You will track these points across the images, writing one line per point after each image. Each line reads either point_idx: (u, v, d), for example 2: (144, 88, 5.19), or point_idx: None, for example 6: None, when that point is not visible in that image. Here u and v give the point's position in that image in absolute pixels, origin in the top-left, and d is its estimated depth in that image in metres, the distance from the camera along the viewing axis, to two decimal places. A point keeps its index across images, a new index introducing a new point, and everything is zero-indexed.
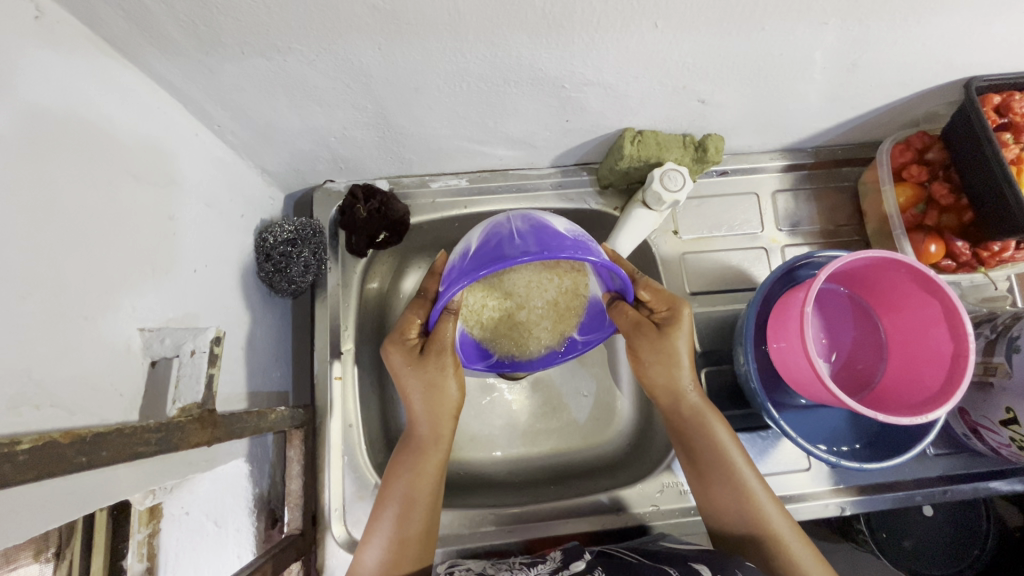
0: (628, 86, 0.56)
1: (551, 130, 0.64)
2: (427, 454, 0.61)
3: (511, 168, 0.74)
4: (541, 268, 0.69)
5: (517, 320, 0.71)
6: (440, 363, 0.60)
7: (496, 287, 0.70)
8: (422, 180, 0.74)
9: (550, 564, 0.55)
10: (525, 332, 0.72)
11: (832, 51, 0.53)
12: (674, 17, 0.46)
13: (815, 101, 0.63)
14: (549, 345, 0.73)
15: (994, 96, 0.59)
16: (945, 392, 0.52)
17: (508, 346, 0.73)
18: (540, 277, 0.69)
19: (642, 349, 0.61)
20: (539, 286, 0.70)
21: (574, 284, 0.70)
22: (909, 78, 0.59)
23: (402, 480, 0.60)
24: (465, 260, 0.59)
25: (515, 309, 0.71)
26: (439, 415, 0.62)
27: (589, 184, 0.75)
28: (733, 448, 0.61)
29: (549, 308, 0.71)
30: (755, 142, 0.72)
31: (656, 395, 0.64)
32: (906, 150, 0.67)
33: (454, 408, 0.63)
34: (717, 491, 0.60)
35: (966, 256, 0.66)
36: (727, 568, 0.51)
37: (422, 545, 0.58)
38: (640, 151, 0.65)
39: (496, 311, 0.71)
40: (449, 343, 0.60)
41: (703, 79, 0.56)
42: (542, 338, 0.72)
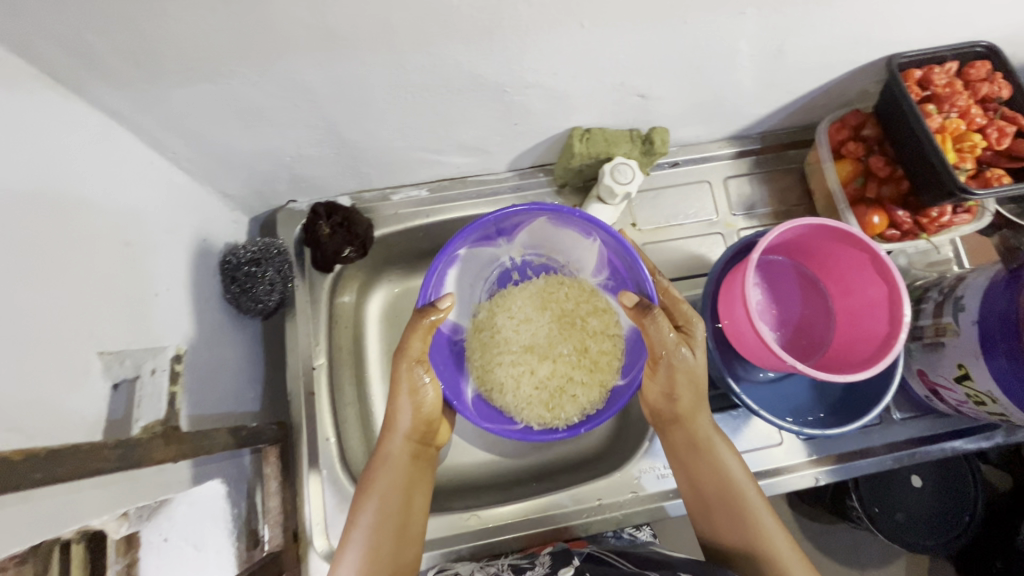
0: (569, 86, 0.58)
1: (502, 134, 0.66)
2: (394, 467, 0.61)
3: (469, 175, 0.76)
4: (558, 318, 0.73)
5: (544, 375, 0.71)
6: (412, 378, 0.60)
7: (513, 342, 0.72)
8: (383, 193, 0.75)
9: (540, 571, 0.57)
10: (556, 389, 0.70)
11: (756, 39, 0.56)
12: (598, 17, 0.48)
13: (751, 88, 0.66)
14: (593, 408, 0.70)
15: (915, 71, 0.63)
16: (874, 363, 0.55)
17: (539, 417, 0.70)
18: (564, 323, 0.73)
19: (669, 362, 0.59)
20: (567, 332, 0.73)
21: (602, 329, 0.72)
22: (835, 59, 0.62)
23: (371, 503, 0.59)
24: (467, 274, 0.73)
25: (545, 362, 0.72)
26: (417, 433, 0.62)
27: (546, 185, 0.77)
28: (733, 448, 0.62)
29: (582, 355, 0.71)
30: (702, 132, 0.75)
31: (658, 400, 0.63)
32: (842, 129, 0.70)
33: (434, 426, 0.64)
34: (716, 509, 0.59)
35: (908, 224, 0.68)
36: (713, 571, 0.51)
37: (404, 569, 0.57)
38: (588, 148, 0.68)
39: (518, 369, 0.71)
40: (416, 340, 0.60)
41: (638, 75, 0.59)
42: (582, 397, 0.70)
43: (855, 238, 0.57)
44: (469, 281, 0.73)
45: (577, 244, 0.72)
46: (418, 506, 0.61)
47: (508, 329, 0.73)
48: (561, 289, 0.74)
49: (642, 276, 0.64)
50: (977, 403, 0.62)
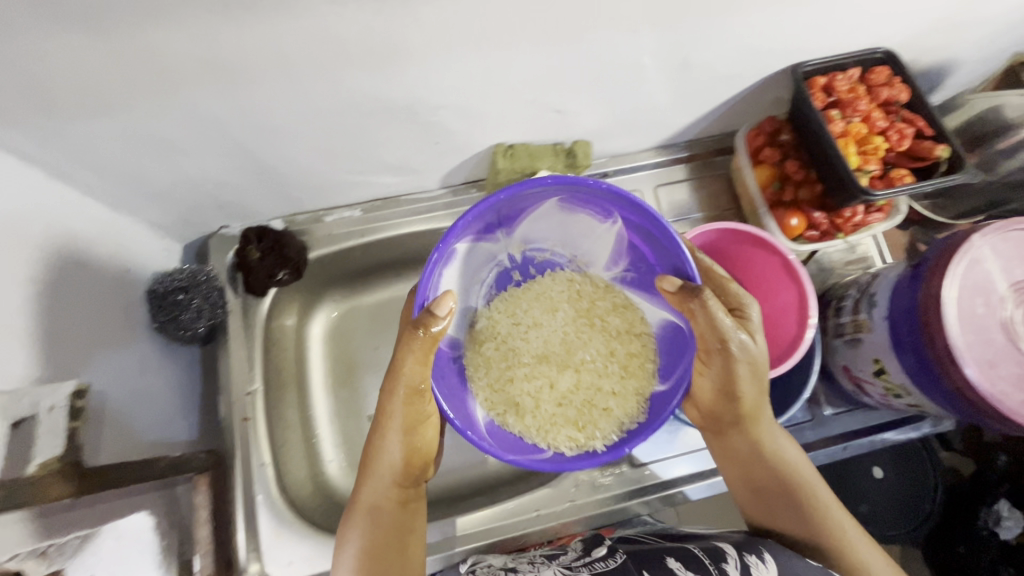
0: (481, 105, 0.60)
1: (426, 153, 0.67)
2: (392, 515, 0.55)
3: (402, 194, 0.77)
4: (574, 317, 0.69)
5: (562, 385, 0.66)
6: (409, 412, 0.53)
7: (529, 350, 0.68)
8: (316, 215, 0.76)
9: (574, 554, 0.59)
10: (581, 400, 0.65)
11: (659, 54, 0.58)
12: (492, 39, 0.50)
13: (666, 99, 0.68)
14: (629, 417, 0.64)
15: (820, 78, 0.65)
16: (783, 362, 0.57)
17: (569, 438, 0.63)
18: (582, 326, 0.69)
19: (729, 352, 0.52)
20: (585, 334, 0.68)
21: (628, 326, 0.67)
22: (742, 69, 0.65)
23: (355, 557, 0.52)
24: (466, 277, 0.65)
25: (567, 369, 0.67)
26: (407, 476, 0.56)
27: (479, 200, 0.78)
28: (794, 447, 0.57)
29: (605, 357, 0.67)
30: (629, 143, 0.77)
31: (711, 395, 0.57)
32: (758, 136, 0.73)
33: (426, 462, 0.58)
34: (782, 505, 0.55)
35: (824, 225, 0.70)
36: (750, 546, 0.52)
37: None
38: (513, 163, 0.70)
39: (535, 382, 0.67)
40: (407, 358, 0.52)
41: (550, 92, 0.60)
42: (615, 409, 0.64)
43: (767, 243, 0.62)
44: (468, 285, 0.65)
45: (590, 231, 0.65)
46: (415, 562, 0.55)
47: (523, 336, 0.68)
48: (574, 288, 0.70)
49: (678, 261, 0.58)
50: (895, 395, 0.64)
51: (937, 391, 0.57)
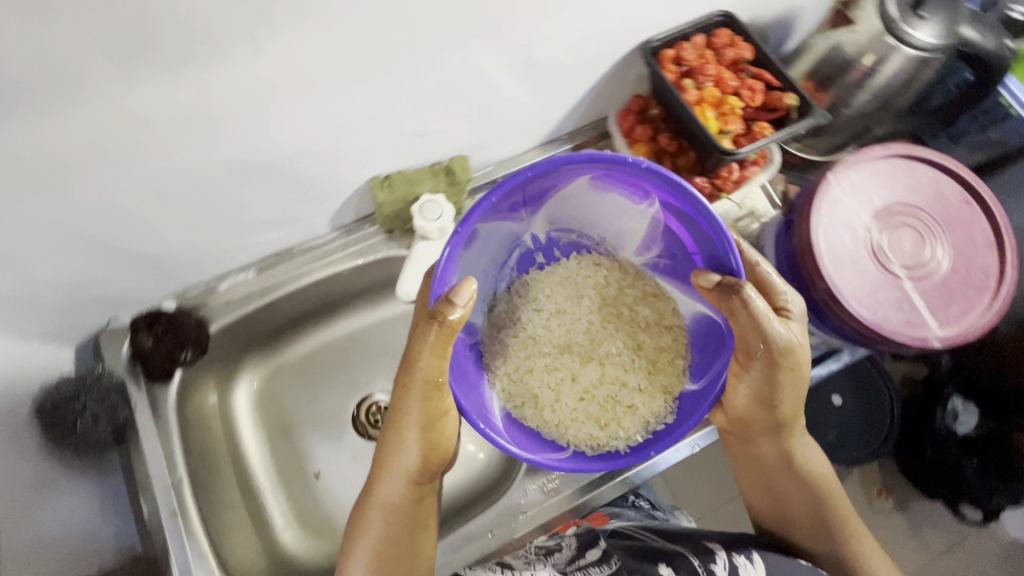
0: (334, 143, 0.59)
1: (299, 201, 0.66)
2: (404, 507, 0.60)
3: (295, 246, 0.75)
4: (599, 312, 0.70)
5: (589, 385, 0.67)
6: (428, 410, 0.57)
7: (551, 339, 0.69)
8: (208, 286, 0.73)
9: (567, 554, 0.60)
10: (610, 399, 0.66)
11: (499, 60, 0.59)
12: (308, 73, 0.50)
13: (528, 99, 0.68)
14: (654, 415, 0.65)
15: (669, 51, 0.66)
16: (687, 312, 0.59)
17: (590, 436, 0.65)
18: (606, 317, 0.70)
19: (772, 370, 0.54)
20: (609, 329, 0.70)
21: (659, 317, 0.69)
22: (591, 58, 0.66)
23: (365, 546, 0.59)
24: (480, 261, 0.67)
25: (592, 360, 0.68)
26: (422, 474, 0.60)
27: (374, 234, 0.77)
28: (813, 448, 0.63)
29: (630, 349, 0.68)
30: (510, 148, 0.77)
31: (742, 403, 0.59)
32: (628, 115, 0.74)
33: (443, 461, 0.62)
34: (797, 515, 0.62)
35: (706, 188, 0.73)
36: (743, 549, 0.56)
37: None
38: (393, 194, 0.69)
39: (555, 374, 0.68)
40: (427, 348, 0.53)
41: (402, 116, 0.60)
42: (642, 408, 0.65)
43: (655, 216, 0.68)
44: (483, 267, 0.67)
45: (621, 215, 0.67)
46: (424, 547, 0.62)
47: (544, 326, 0.70)
48: (599, 280, 0.71)
49: (724, 247, 0.58)
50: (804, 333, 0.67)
51: (830, 326, 0.60)
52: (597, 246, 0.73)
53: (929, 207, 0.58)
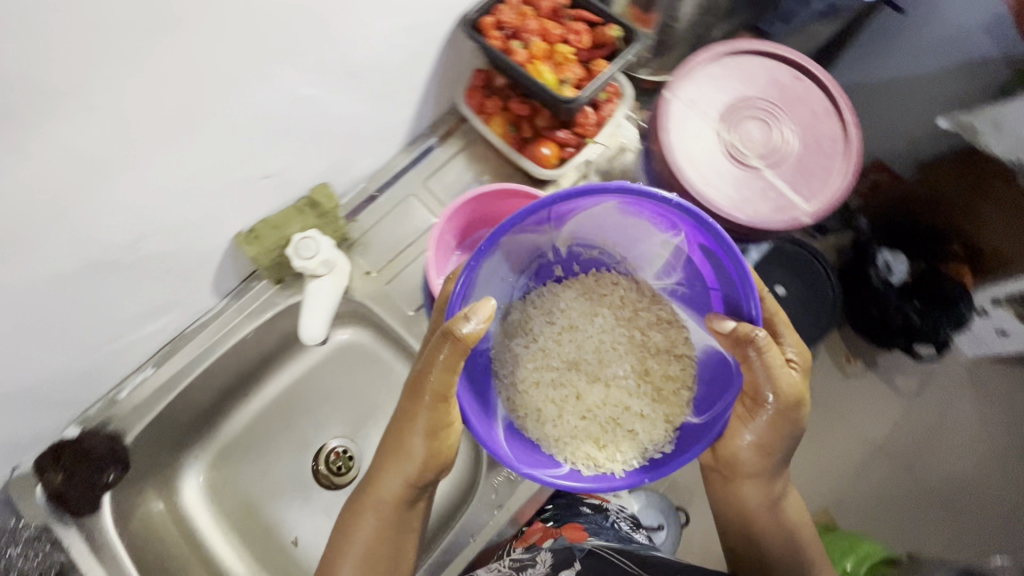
0: (170, 214, 0.56)
1: (166, 283, 0.63)
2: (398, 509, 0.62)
3: (186, 327, 0.72)
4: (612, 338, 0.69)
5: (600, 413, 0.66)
6: (431, 420, 0.58)
7: (563, 354, 0.69)
8: (108, 397, 0.70)
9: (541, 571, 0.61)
10: (619, 428, 0.65)
11: (310, 80, 0.57)
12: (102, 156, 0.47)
13: (365, 108, 0.66)
14: (652, 442, 0.64)
15: (487, 18, 0.65)
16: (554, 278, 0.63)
17: (587, 454, 0.63)
18: (617, 339, 0.69)
19: (782, 412, 0.57)
20: (617, 352, 0.69)
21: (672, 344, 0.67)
22: (411, 50, 0.65)
23: (362, 537, 0.61)
24: (502, 276, 0.65)
25: (602, 380, 0.68)
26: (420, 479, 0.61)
27: (265, 289, 0.74)
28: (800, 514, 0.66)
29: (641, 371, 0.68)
30: (371, 159, 0.76)
31: (739, 453, 0.63)
32: (475, 91, 0.74)
33: (444, 469, 0.62)
34: (770, 547, 0.64)
35: (570, 140, 0.73)
36: None
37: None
38: (262, 244, 0.67)
39: (560, 390, 0.67)
40: (441, 364, 0.54)
41: (232, 166, 0.58)
42: (640, 432, 0.64)
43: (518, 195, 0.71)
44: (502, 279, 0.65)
45: (644, 241, 0.64)
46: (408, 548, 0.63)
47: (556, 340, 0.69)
48: (617, 305, 0.70)
49: (745, 293, 0.56)
50: None
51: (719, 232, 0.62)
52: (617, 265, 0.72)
53: (766, 94, 0.60)
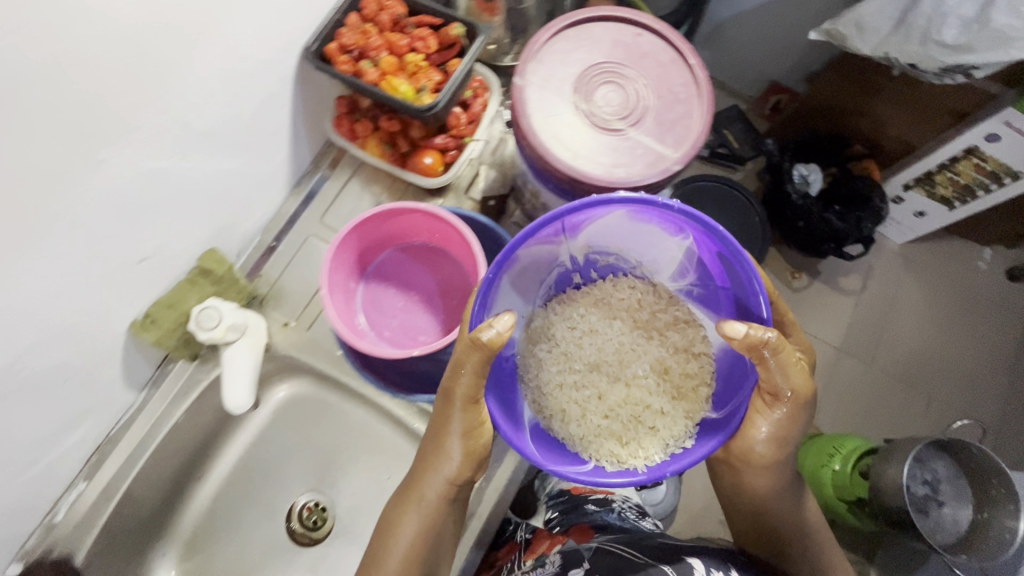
0: (36, 328, 0.53)
1: (67, 394, 0.60)
2: (439, 510, 0.66)
3: (109, 430, 0.70)
4: (634, 338, 0.74)
5: (627, 414, 0.70)
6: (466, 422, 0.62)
7: (586, 356, 0.74)
8: (42, 523, 0.66)
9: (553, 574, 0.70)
10: (648, 421, 0.69)
11: (148, 150, 0.54)
12: None
13: (226, 163, 0.64)
14: (674, 437, 0.67)
15: (331, 45, 0.65)
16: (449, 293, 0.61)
17: (611, 452, 0.67)
18: (637, 341, 0.74)
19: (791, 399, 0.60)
20: (639, 354, 0.74)
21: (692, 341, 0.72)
22: (257, 93, 0.63)
23: (399, 541, 0.65)
24: (526, 277, 0.70)
25: (625, 381, 0.73)
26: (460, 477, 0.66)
27: (182, 366, 0.72)
28: (799, 501, 0.71)
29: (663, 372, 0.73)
30: (256, 208, 0.74)
31: (754, 447, 0.66)
32: (342, 119, 0.73)
33: (478, 469, 0.67)
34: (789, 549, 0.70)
35: (449, 143, 0.73)
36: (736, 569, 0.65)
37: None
38: (162, 325, 0.66)
39: (584, 391, 0.72)
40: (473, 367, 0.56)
41: (95, 257, 0.55)
42: (663, 428, 0.68)
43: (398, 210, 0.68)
44: (522, 283, 0.70)
45: (660, 245, 0.69)
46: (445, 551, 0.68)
47: (576, 344, 0.74)
48: (636, 308, 0.75)
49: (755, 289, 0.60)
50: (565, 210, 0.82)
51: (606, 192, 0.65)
52: (633, 270, 0.77)
53: (617, 55, 0.61)
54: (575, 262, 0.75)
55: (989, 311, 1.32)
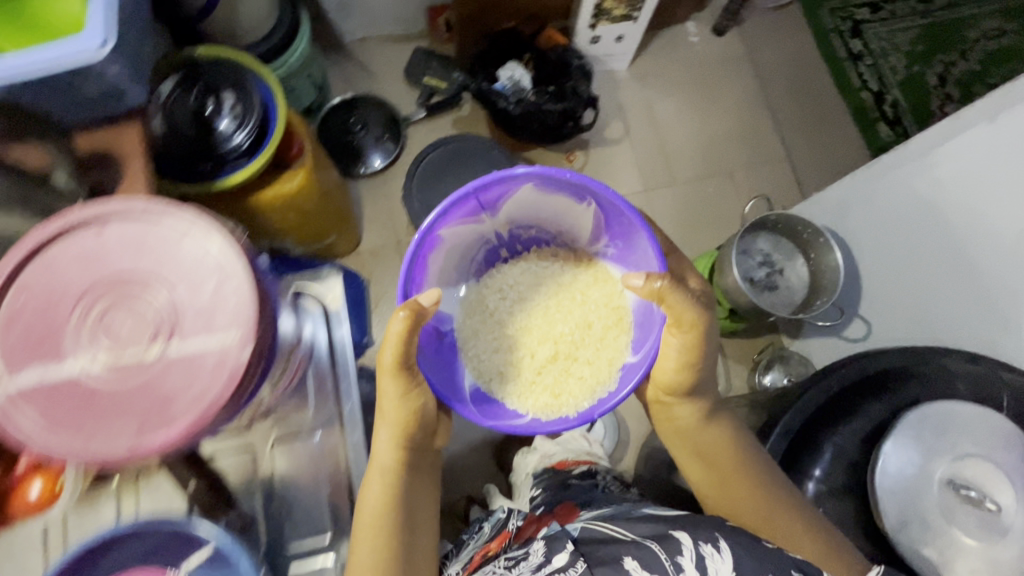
0: None
1: None
2: (399, 460, 0.85)
3: None
4: (606, 302, 1.17)
5: (567, 367, 1.14)
6: (403, 378, 0.85)
7: (513, 317, 1.21)
8: None
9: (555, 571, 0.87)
10: (585, 369, 1.13)
11: None
12: None
13: None
14: (599, 383, 1.11)
15: None
16: None
17: (548, 400, 1.10)
18: (561, 305, 1.21)
19: (682, 322, 0.95)
20: (558, 312, 1.21)
21: (621, 319, 1.15)
22: None
23: (373, 486, 0.82)
24: (458, 258, 1.16)
25: (548, 333, 1.19)
26: (405, 437, 0.86)
27: None
28: (726, 421, 1.06)
29: (575, 327, 1.18)
30: None
31: (669, 374, 1.02)
32: None
33: (420, 425, 0.89)
34: (746, 504, 0.98)
35: None
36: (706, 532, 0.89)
37: (384, 522, 0.80)
38: None
39: (522, 353, 1.17)
40: (391, 336, 0.83)
41: None
42: (588, 375, 1.12)
43: None
44: (454, 266, 1.15)
45: (575, 224, 1.16)
46: (410, 490, 0.86)
47: (508, 310, 1.21)
48: (560, 272, 1.23)
49: (654, 256, 1.01)
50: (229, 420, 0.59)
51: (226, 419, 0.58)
52: (555, 239, 1.24)
53: (101, 277, 0.57)
54: (504, 238, 1.22)
55: (714, 180, 2.01)
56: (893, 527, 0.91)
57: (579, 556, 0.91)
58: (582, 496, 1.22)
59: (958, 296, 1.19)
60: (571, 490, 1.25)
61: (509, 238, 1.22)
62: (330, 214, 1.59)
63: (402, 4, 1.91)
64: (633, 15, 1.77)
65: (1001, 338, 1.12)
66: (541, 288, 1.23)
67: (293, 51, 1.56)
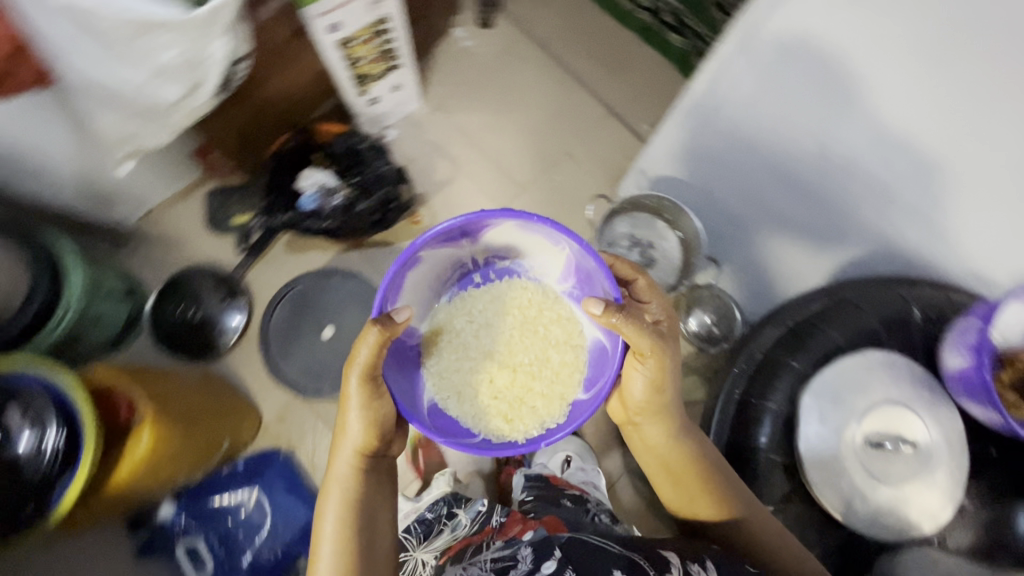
0: None
1: None
2: (355, 468, 1.01)
3: None
4: (563, 338, 1.21)
5: (521, 400, 1.17)
6: (369, 392, 0.97)
7: (478, 342, 1.23)
8: None
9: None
10: (543, 397, 1.17)
11: None
12: None
13: None
14: (549, 415, 1.16)
15: None
16: None
17: (503, 426, 1.15)
18: (524, 334, 1.23)
19: (647, 351, 0.95)
20: (519, 342, 1.22)
21: (575, 356, 1.19)
22: None
23: (334, 495, 1.00)
24: (431, 280, 1.20)
25: (508, 362, 1.21)
26: (365, 449, 1.01)
27: None
28: (693, 442, 1.06)
29: (535, 358, 1.20)
30: None
31: (636, 393, 1.03)
32: None
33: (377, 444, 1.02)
34: (714, 518, 1.04)
35: None
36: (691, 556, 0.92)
37: (344, 529, 0.96)
38: None
39: (482, 374, 1.20)
40: (361, 351, 0.94)
41: None
42: (542, 406, 1.16)
43: None
44: (426, 287, 1.19)
45: (547, 258, 1.19)
46: (369, 502, 1.01)
47: (473, 334, 1.23)
48: (528, 303, 1.25)
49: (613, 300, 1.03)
50: None
51: None
52: (528, 273, 1.26)
53: None
54: (477, 264, 1.25)
55: (560, 171, 1.99)
56: (844, 513, 1.07)
57: (568, 562, 0.89)
58: (573, 517, 1.21)
59: (799, 201, 1.19)
60: (562, 510, 1.24)
61: (485, 265, 1.26)
62: (217, 411, 1.49)
63: (159, 169, 1.65)
64: (397, 64, 1.66)
65: (849, 220, 1.14)
66: (493, 328, 1.24)
67: (64, 308, 1.36)
